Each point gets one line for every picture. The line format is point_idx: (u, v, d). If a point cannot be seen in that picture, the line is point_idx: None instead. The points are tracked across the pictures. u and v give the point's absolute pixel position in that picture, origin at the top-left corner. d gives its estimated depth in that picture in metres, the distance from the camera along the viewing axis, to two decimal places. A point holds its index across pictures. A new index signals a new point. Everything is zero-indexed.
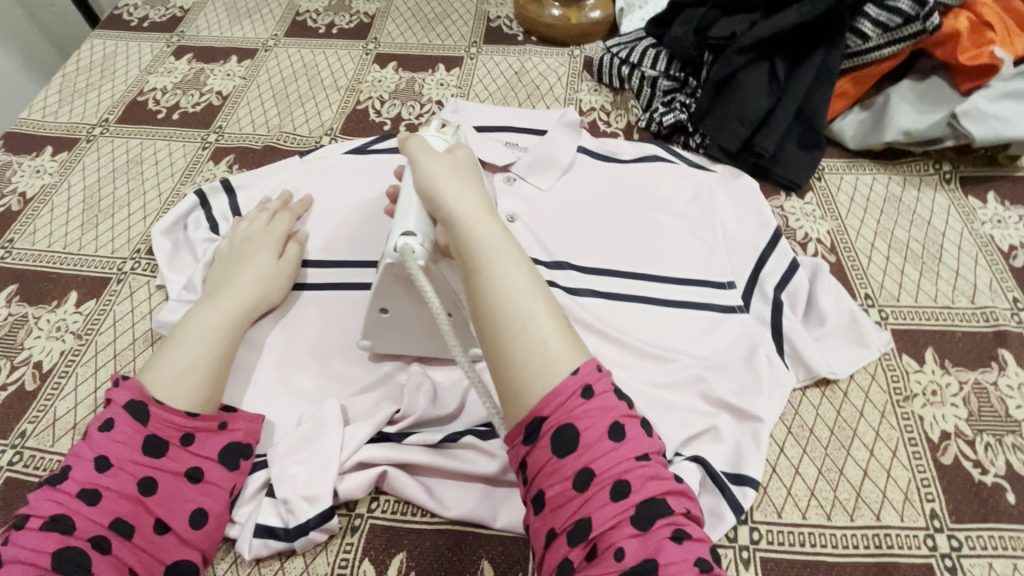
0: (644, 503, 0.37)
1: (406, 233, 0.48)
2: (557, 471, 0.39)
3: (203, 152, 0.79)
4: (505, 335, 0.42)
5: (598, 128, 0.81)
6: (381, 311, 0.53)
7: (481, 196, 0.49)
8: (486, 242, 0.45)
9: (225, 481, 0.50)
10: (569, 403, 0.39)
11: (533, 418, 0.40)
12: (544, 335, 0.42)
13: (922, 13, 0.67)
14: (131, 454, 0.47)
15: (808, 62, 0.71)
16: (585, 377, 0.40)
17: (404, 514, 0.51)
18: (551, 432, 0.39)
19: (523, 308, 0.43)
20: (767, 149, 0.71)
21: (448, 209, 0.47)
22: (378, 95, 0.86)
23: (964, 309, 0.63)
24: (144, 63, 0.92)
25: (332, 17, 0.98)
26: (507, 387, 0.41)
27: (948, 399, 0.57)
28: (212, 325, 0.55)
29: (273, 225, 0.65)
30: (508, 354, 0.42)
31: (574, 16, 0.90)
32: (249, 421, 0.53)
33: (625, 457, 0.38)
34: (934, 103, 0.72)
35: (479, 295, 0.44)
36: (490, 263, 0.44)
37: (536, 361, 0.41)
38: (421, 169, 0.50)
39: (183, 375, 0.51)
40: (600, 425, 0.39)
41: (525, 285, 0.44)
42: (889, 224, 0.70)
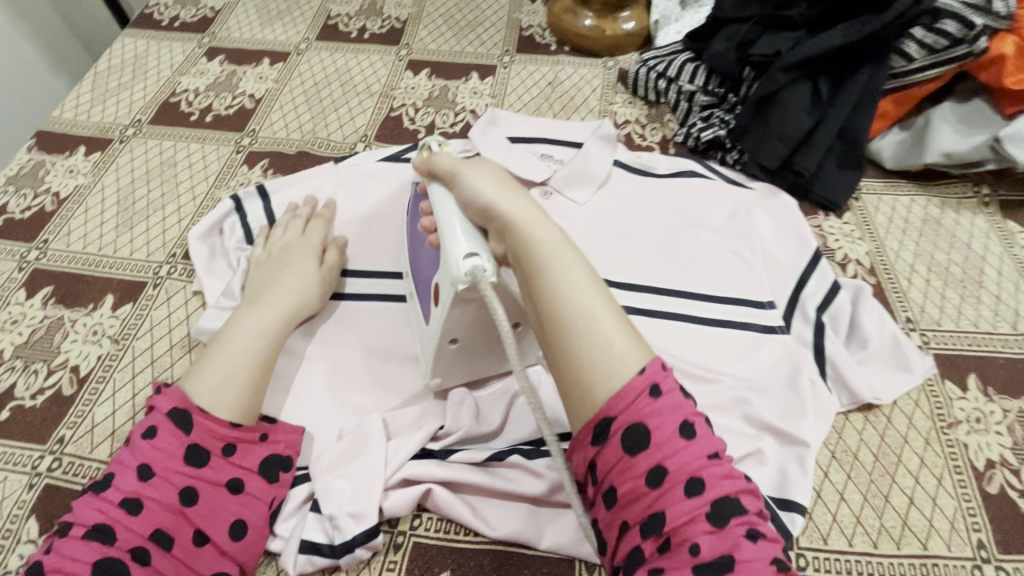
0: (718, 501, 0.37)
1: (469, 254, 0.46)
2: (630, 469, 0.38)
3: (237, 156, 0.79)
4: (569, 337, 0.42)
5: (633, 142, 0.80)
6: (451, 341, 0.51)
7: (531, 199, 0.48)
8: (542, 244, 0.45)
9: (264, 493, 0.49)
10: (639, 402, 0.39)
11: (601, 418, 0.40)
12: (609, 336, 0.41)
13: (969, 36, 0.67)
14: (174, 464, 0.46)
15: (852, 82, 0.71)
16: (652, 375, 0.40)
17: (448, 533, 0.50)
18: (621, 432, 0.39)
19: (585, 308, 0.42)
20: (807, 168, 0.71)
21: (499, 213, 0.47)
22: (411, 102, 0.86)
23: (1007, 334, 0.63)
24: (175, 63, 0.91)
25: (364, 21, 0.98)
26: (573, 390, 0.41)
27: (992, 427, 0.57)
28: (254, 332, 0.55)
29: (310, 232, 0.65)
30: (572, 359, 0.41)
31: (608, 28, 0.90)
32: (288, 433, 0.53)
33: (698, 455, 0.38)
34: (976, 126, 0.72)
35: (539, 299, 0.44)
36: (549, 264, 0.44)
37: (603, 362, 0.40)
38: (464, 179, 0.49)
39: (225, 384, 0.50)
40: (672, 423, 0.39)
41: (586, 286, 0.43)
42: (929, 247, 0.70)
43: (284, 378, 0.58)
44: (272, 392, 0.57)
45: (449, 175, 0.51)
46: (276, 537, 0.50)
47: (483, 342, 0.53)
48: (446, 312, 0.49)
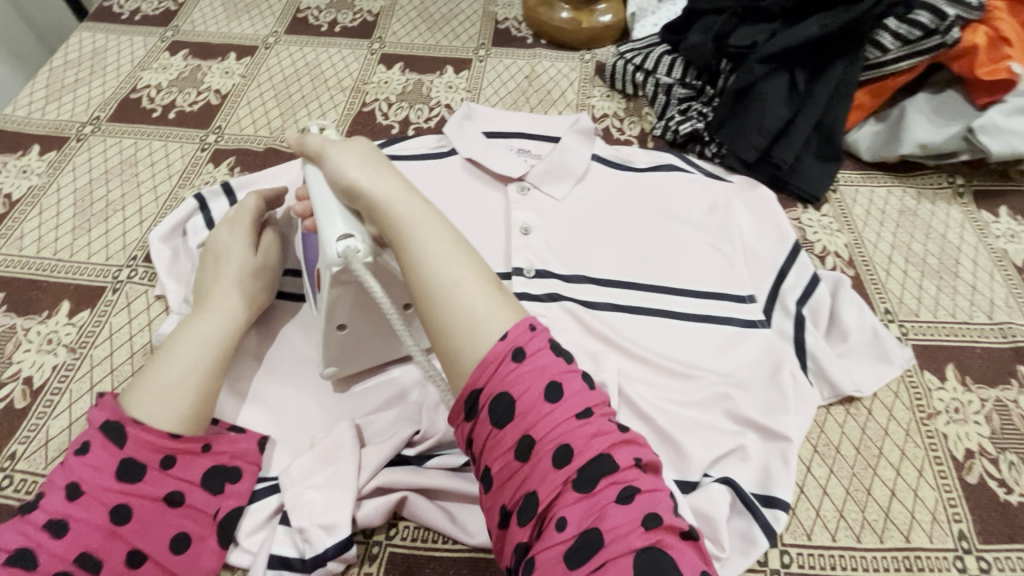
0: (587, 464, 0.35)
1: (344, 237, 0.46)
2: (499, 444, 0.37)
3: (202, 154, 0.76)
4: (431, 304, 0.41)
5: (611, 136, 0.79)
6: (339, 326, 0.51)
7: (396, 172, 0.48)
8: (402, 216, 0.44)
9: (208, 506, 0.47)
10: (500, 366, 0.38)
11: (470, 391, 0.38)
12: (469, 298, 0.40)
13: (942, 27, 0.66)
14: (104, 480, 0.43)
15: (829, 74, 0.70)
16: (515, 340, 0.38)
17: (425, 542, 0.48)
18: (488, 405, 0.37)
19: (447, 274, 0.41)
20: (786, 161, 0.70)
21: (363, 192, 0.46)
22: (384, 97, 0.83)
23: (983, 324, 0.63)
24: (137, 58, 0.88)
25: (334, 15, 0.96)
26: (443, 360, 0.40)
27: (970, 417, 0.57)
28: (200, 336, 0.52)
29: (241, 215, 0.61)
30: (437, 326, 0.41)
31: (584, 20, 0.89)
32: (236, 443, 0.50)
33: (564, 417, 0.36)
34: (950, 117, 0.72)
35: (406, 271, 0.43)
36: (411, 235, 0.43)
37: (462, 324, 0.40)
38: (329, 160, 0.49)
39: (165, 392, 0.47)
40: (536, 388, 0.37)
41: (447, 252, 0.43)
42: (906, 238, 0.70)
43: (254, 386, 0.56)
44: (241, 400, 0.55)
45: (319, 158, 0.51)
46: (241, 549, 0.48)
47: (374, 329, 0.53)
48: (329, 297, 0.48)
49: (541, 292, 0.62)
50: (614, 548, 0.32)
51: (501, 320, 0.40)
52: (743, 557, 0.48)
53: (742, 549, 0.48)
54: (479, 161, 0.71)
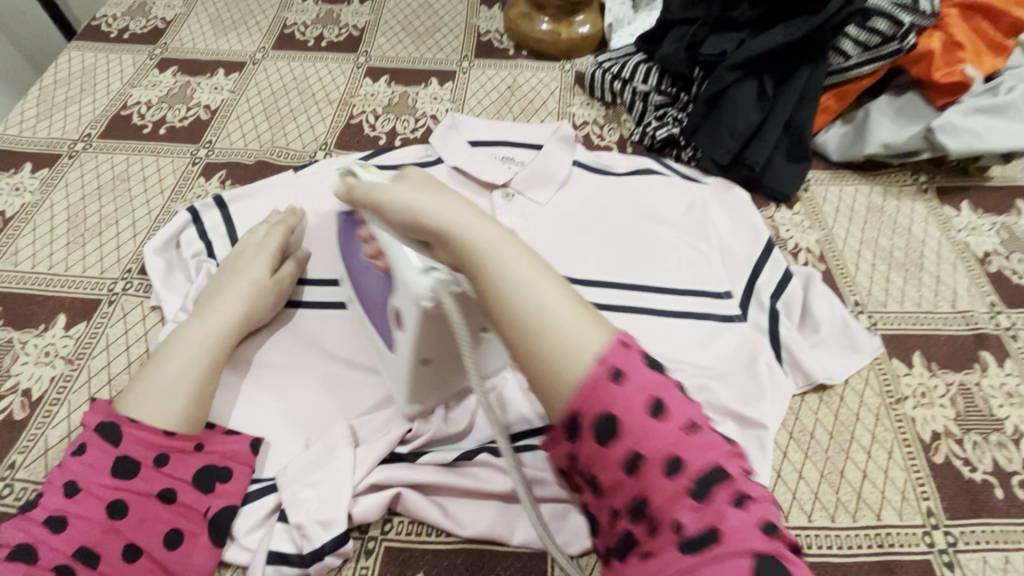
0: (701, 474, 0.34)
1: (427, 270, 0.44)
2: (605, 460, 0.36)
3: (193, 168, 0.78)
4: (520, 331, 0.38)
5: (592, 142, 0.82)
6: (422, 361, 0.50)
7: (457, 196, 0.44)
8: (475, 244, 0.41)
9: (199, 504, 0.48)
10: (600, 389, 0.36)
11: (571, 417, 0.36)
12: (559, 321, 0.38)
13: (898, 33, 0.71)
14: (101, 477, 0.46)
15: (794, 80, 0.74)
16: (612, 362, 0.36)
17: (419, 535, 0.50)
18: (591, 425, 0.36)
19: (531, 298, 0.38)
20: (758, 162, 0.73)
21: (425, 220, 0.43)
22: (371, 109, 0.86)
23: (947, 313, 0.67)
24: (126, 76, 0.90)
25: (321, 30, 0.98)
26: (543, 390, 0.37)
27: (936, 401, 0.60)
28: (197, 340, 0.54)
29: (268, 238, 0.63)
30: (530, 357, 0.38)
31: (564, 32, 0.92)
32: (226, 444, 0.51)
33: (673, 432, 0.35)
34: (912, 118, 0.76)
35: (489, 302, 0.40)
36: (490, 261, 0.40)
37: (555, 352, 0.37)
38: (388, 191, 0.45)
39: (159, 394, 0.49)
40: (641, 405, 0.36)
41: (527, 272, 0.39)
42: (873, 233, 0.73)
43: (249, 390, 0.57)
44: (236, 403, 0.56)
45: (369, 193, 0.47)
46: (241, 548, 0.49)
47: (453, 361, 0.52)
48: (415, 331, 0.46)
49: None
50: (731, 549, 0.32)
51: (594, 341, 0.37)
52: None
53: None
54: (465, 168, 0.74)
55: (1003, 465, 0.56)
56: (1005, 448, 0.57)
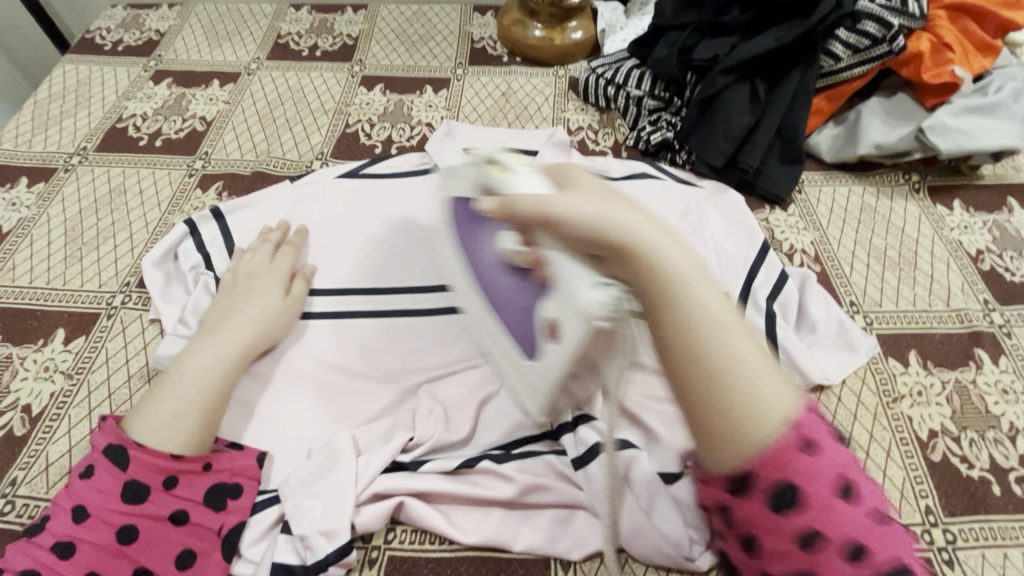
0: (886, 566, 0.33)
1: (597, 284, 0.38)
2: (777, 529, 0.34)
3: (190, 179, 0.78)
4: (711, 376, 0.35)
5: (587, 147, 0.83)
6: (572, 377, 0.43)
7: (638, 212, 0.40)
8: (669, 273, 0.37)
9: (211, 522, 0.48)
10: (790, 456, 0.34)
11: (745, 476, 0.34)
12: (752, 375, 0.35)
13: (888, 36, 0.72)
14: (109, 503, 0.47)
15: (786, 83, 0.75)
16: (805, 429, 0.35)
17: (422, 544, 0.50)
18: (767, 491, 0.34)
19: (725, 345, 0.36)
20: (752, 165, 0.74)
21: (613, 238, 0.38)
22: (366, 118, 0.86)
23: (941, 311, 0.67)
24: (121, 89, 0.90)
25: (315, 39, 0.99)
26: (717, 437, 0.35)
27: (933, 399, 0.60)
28: (211, 360, 0.54)
29: (278, 258, 0.65)
30: (716, 408, 0.35)
31: (557, 38, 0.93)
32: (234, 460, 0.51)
33: (859, 517, 0.34)
34: (903, 119, 0.77)
35: (670, 332, 0.37)
36: (684, 295, 0.37)
37: (746, 409, 0.35)
38: (567, 206, 0.40)
39: (172, 416, 0.50)
40: (829, 483, 0.34)
41: (724, 315, 0.37)
42: (867, 233, 0.74)
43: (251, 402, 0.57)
44: (242, 419, 0.56)
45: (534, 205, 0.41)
46: (243, 561, 0.49)
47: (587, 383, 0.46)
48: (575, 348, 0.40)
49: None
50: None
51: (786, 405, 0.35)
52: None
53: None
54: None
55: (1000, 461, 0.56)
56: (1002, 445, 0.57)
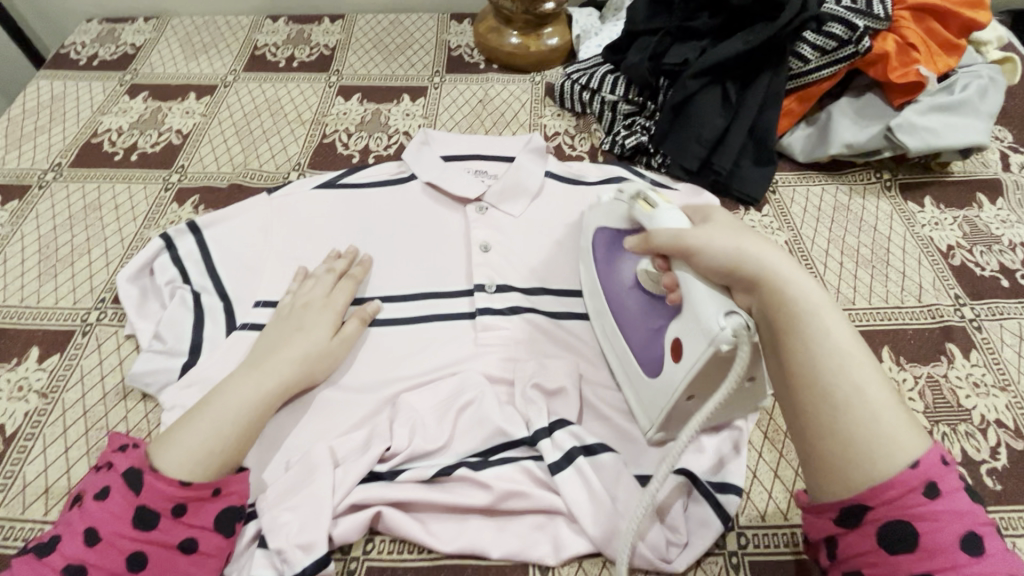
0: None
1: (728, 313, 0.46)
2: (888, 563, 0.37)
3: (166, 193, 0.77)
4: (831, 399, 0.41)
5: (564, 152, 0.83)
6: (688, 398, 0.51)
7: (778, 250, 0.47)
8: (799, 307, 0.44)
9: (220, 551, 0.48)
10: (909, 499, 0.37)
11: (859, 505, 0.39)
12: (872, 409, 0.41)
13: (854, 37, 0.73)
14: (122, 528, 0.45)
15: (756, 85, 0.76)
16: (927, 471, 0.38)
17: (400, 553, 0.50)
18: (878, 523, 0.38)
19: (848, 379, 0.41)
20: (725, 167, 0.75)
21: (750, 274, 0.46)
22: (344, 128, 0.86)
23: (913, 307, 0.68)
24: (96, 103, 0.89)
25: (292, 50, 0.99)
26: (833, 454, 0.40)
27: (906, 394, 0.61)
28: (248, 390, 0.54)
29: (336, 293, 0.64)
30: (834, 429, 0.41)
31: (533, 45, 0.94)
32: (245, 484, 0.50)
33: (986, 573, 0.35)
34: (872, 118, 0.78)
35: (797, 358, 0.43)
36: (812, 327, 0.44)
37: (862, 436, 0.40)
38: (705, 234, 0.49)
39: (201, 448, 0.49)
40: (954, 533, 0.36)
41: (851, 353, 0.42)
42: (840, 232, 0.75)
43: None
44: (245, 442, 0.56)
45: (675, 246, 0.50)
46: None
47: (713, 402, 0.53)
48: (699, 368, 0.48)
49: (505, 305, 0.65)
50: None
51: (907, 444, 0.40)
52: (699, 542, 0.50)
53: (699, 534, 0.50)
54: (439, 184, 0.74)
55: (972, 454, 0.57)
56: (973, 438, 0.58)
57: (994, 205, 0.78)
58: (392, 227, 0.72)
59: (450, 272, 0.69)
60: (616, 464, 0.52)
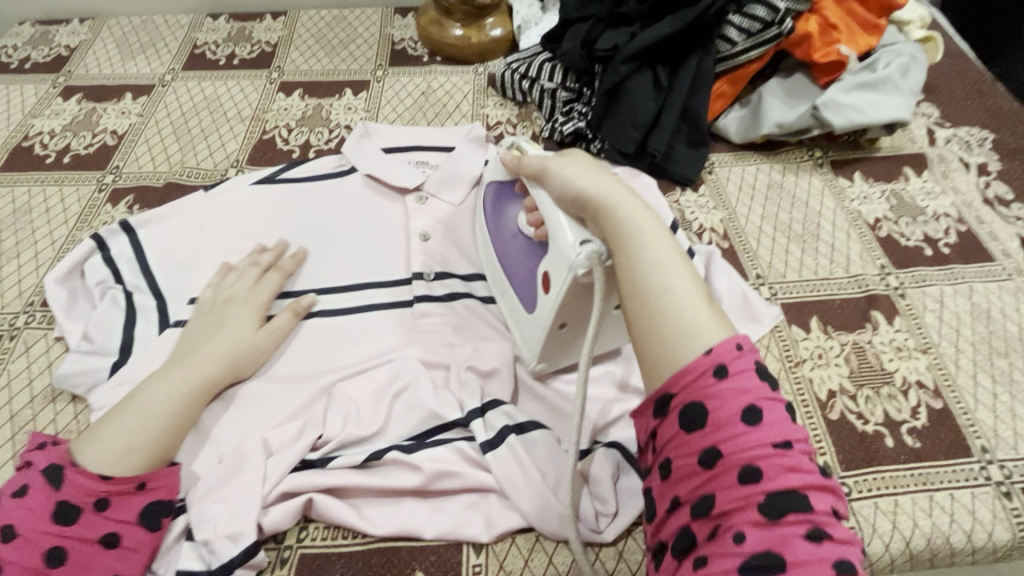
0: (777, 493, 0.35)
1: (583, 242, 0.50)
2: (684, 445, 0.38)
3: (99, 195, 0.76)
4: (639, 302, 0.43)
5: (505, 141, 0.84)
6: (561, 325, 0.55)
7: (618, 181, 0.50)
8: (624, 224, 0.47)
9: (144, 546, 0.47)
10: (699, 382, 0.38)
11: (661, 394, 0.40)
12: (680, 305, 0.42)
13: (776, 19, 0.76)
14: (40, 523, 0.45)
15: (685, 68, 0.78)
16: (718, 356, 0.39)
17: (334, 540, 0.51)
18: (679, 408, 0.39)
19: (657, 283, 0.43)
20: (659, 149, 0.77)
21: (589, 199, 0.49)
22: (284, 124, 0.86)
23: (841, 279, 0.70)
24: (28, 106, 0.87)
25: (232, 48, 0.98)
26: (643, 354, 0.42)
27: (832, 360, 0.63)
28: (174, 386, 0.54)
29: (261, 287, 0.63)
30: (643, 325, 0.42)
31: (475, 36, 0.94)
32: (171, 477, 0.50)
33: (761, 443, 0.36)
34: (800, 98, 0.81)
35: (619, 270, 0.46)
36: (633, 242, 0.45)
37: (667, 331, 0.41)
38: (558, 170, 0.53)
39: (123, 447, 0.49)
40: (736, 408, 0.37)
41: (666, 261, 0.44)
42: (774, 209, 0.77)
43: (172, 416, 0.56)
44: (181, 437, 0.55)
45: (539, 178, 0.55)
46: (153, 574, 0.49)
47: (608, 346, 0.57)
48: (561, 295, 0.53)
49: (443, 292, 0.65)
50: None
51: (709, 336, 0.40)
52: (628, 511, 0.51)
53: (627, 503, 0.51)
54: (379, 176, 0.74)
55: (894, 415, 0.59)
56: (895, 399, 0.60)
57: (919, 178, 0.81)
58: (330, 219, 0.72)
59: (388, 262, 0.69)
60: (548, 440, 0.53)
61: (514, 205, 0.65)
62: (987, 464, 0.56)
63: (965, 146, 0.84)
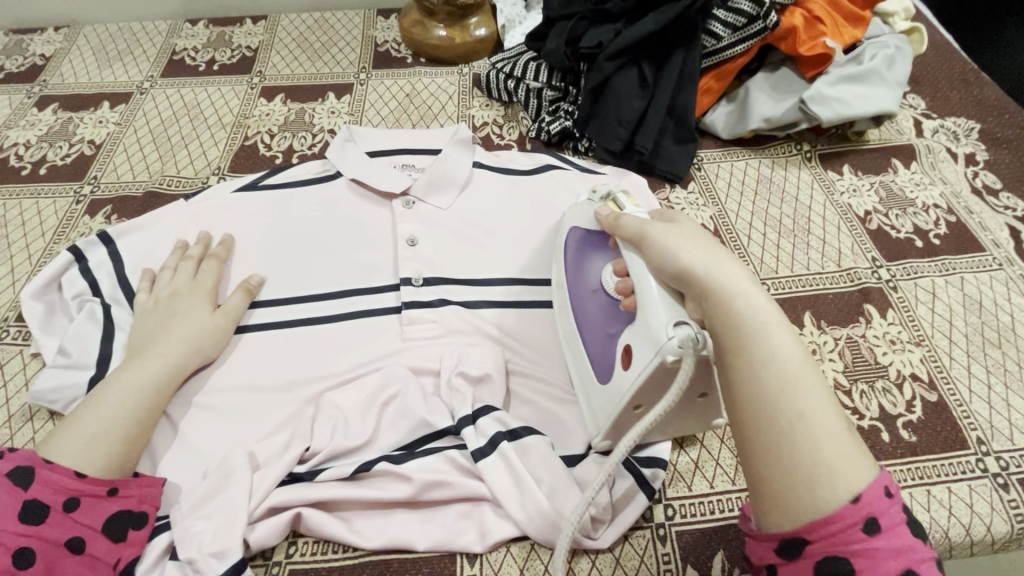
0: None
1: (678, 323, 0.45)
2: None
3: (77, 207, 0.74)
4: (768, 419, 0.38)
5: (492, 141, 0.83)
6: (635, 406, 0.50)
7: (738, 264, 0.45)
8: (745, 318, 0.41)
9: (109, 555, 0.46)
10: (845, 532, 0.34)
11: (792, 535, 0.35)
12: (817, 430, 0.37)
13: (761, 13, 0.75)
14: (5, 523, 0.43)
15: (671, 64, 0.78)
16: (868, 505, 0.34)
17: (324, 554, 0.50)
18: (815, 557, 0.34)
19: (792, 402, 0.38)
20: (647, 147, 0.76)
21: (698, 279, 0.44)
22: (266, 129, 0.84)
23: (833, 272, 0.70)
24: (3, 117, 0.85)
25: (212, 53, 0.96)
26: (771, 480, 0.37)
27: (826, 356, 0.63)
28: (133, 380, 0.53)
29: (202, 276, 0.63)
30: (771, 447, 0.37)
31: (458, 36, 0.93)
32: (144, 487, 0.49)
33: None
34: (787, 92, 0.81)
35: (740, 373, 0.40)
36: (758, 346, 0.40)
37: (804, 458, 0.36)
38: (658, 242, 0.47)
39: (93, 442, 0.49)
40: (891, 572, 0.32)
41: (801, 375, 0.39)
42: (764, 205, 0.76)
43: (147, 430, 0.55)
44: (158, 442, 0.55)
45: (637, 240, 0.50)
46: None
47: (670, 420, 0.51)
48: (642, 375, 0.47)
49: (432, 297, 0.64)
50: None
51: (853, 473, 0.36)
52: (625, 517, 0.50)
53: (623, 509, 0.51)
54: (365, 181, 0.72)
55: (889, 409, 0.59)
56: (890, 393, 0.60)
57: (908, 170, 0.80)
58: (314, 225, 0.70)
59: (375, 267, 0.67)
60: (542, 446, 0.52)
61: (600, 259, 0.60)
62: (983, 456, 0.56)
63: (952, 137, 0.84)
